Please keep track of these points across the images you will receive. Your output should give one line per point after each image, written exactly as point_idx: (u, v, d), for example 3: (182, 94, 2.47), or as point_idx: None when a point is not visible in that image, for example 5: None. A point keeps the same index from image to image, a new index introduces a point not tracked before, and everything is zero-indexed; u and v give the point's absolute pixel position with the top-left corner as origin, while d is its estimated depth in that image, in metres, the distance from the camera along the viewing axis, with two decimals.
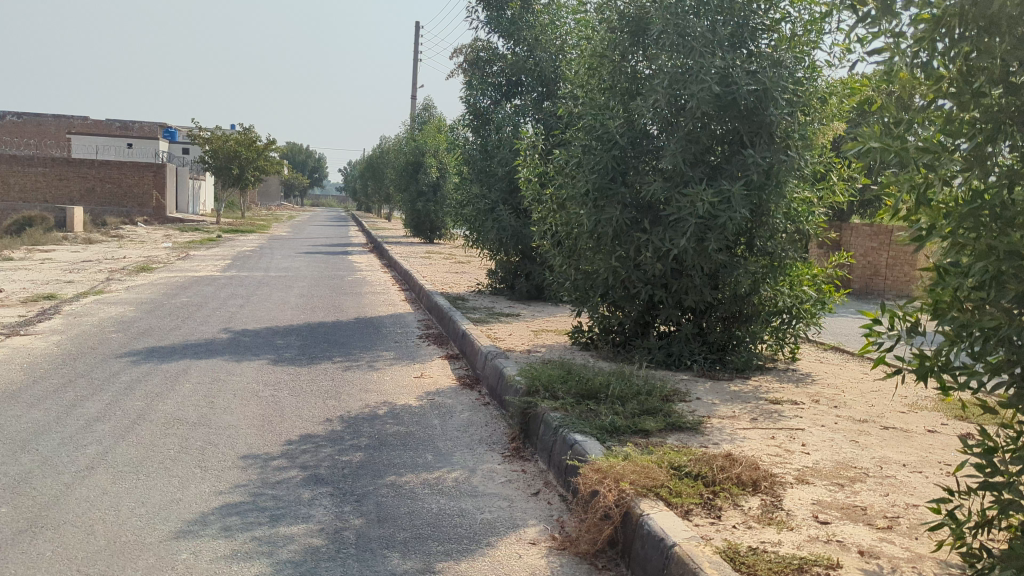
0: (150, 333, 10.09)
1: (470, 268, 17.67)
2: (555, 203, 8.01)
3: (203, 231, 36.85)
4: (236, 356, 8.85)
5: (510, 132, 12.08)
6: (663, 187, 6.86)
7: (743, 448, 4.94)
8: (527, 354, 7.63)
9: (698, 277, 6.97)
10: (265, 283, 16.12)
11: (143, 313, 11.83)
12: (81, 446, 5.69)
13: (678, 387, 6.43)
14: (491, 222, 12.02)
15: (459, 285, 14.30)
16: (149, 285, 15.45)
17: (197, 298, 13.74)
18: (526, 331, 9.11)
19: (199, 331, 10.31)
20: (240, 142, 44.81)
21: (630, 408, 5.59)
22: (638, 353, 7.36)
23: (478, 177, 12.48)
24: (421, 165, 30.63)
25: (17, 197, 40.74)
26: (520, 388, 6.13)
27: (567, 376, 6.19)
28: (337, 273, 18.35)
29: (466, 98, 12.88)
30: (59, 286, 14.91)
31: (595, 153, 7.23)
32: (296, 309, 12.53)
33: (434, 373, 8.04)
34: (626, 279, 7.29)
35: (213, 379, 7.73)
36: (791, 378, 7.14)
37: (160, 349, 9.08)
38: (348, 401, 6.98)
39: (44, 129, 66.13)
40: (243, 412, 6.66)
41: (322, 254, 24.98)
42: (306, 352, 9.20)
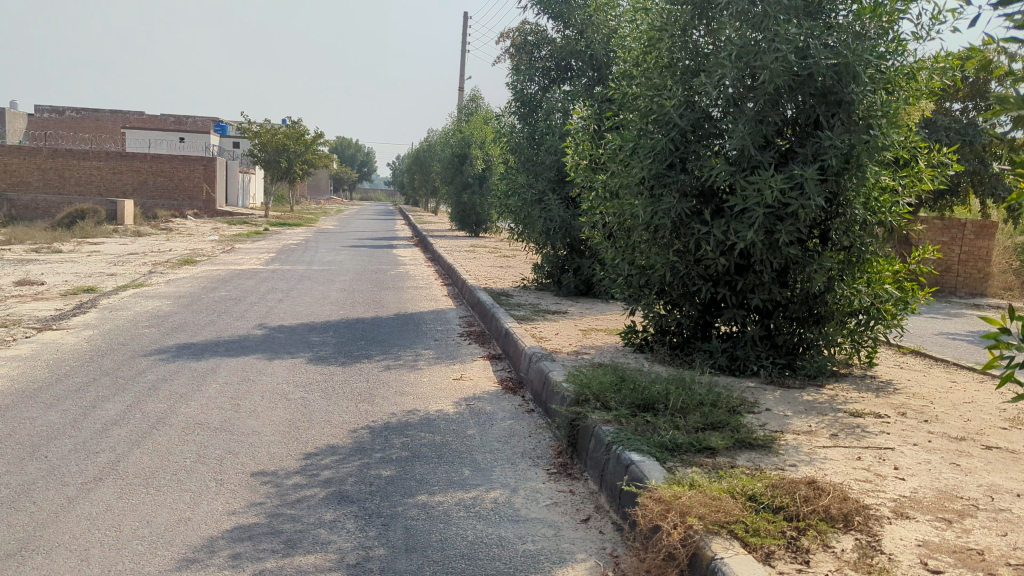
0: (184, 328, 9.70)
1: (516, 262, 17.13)
2: (607, 191, 7.38)
3: (251, 224, 36.84)
4: (268, 354, 8.39)
5: (559, 118, 11.50)
6: (727, 173, 6.21)
7: (827, 473, 4.30)
8: (575, 357, 7.03)
9: (767, 273, 6.31)
10: (307, 277, 15.73)
11: (180, 307, 11.47)
12: (91, 453, 5.24)
13: (745, 397, 5.79)
14: (538, 211, 11.41)
15: (505, 280, 13.75)
16: (190, 278, 15.16)
17: (236, 291, 13.38)
18: (574, 330, 8.49)
19: (234, 327, 9.90)
20: (288, 135, 44.85)
21: (693, 421, 4.96)
22: (698, 356, 6.71)
23: (524, 166, 11.91)
24: (467, 157, 30.37)
25: (72, 190, 41.25)
26: (568, 395, 5.55)
27: (621, 383, 5.58)
28: (381, 267, 17.97)
29: (513, 84, 12.34)
30: (99, 278, 14.69)
31: (651, 136, 6.60)
32: (335, 304, 12.07)
33: (475, 375, 7.48)
34: (684, 275, 6.65)
35: (242, 379, 7.28)
36: (870, 387, 6.44)
37: (190, 346, 8.66)
38: (382, 406, 6.46)
39: (99, 124, 67.17)
40: (269, 416, 6.17)
41: (367, 247, 24.70)
42: (341, 350, 8.71)
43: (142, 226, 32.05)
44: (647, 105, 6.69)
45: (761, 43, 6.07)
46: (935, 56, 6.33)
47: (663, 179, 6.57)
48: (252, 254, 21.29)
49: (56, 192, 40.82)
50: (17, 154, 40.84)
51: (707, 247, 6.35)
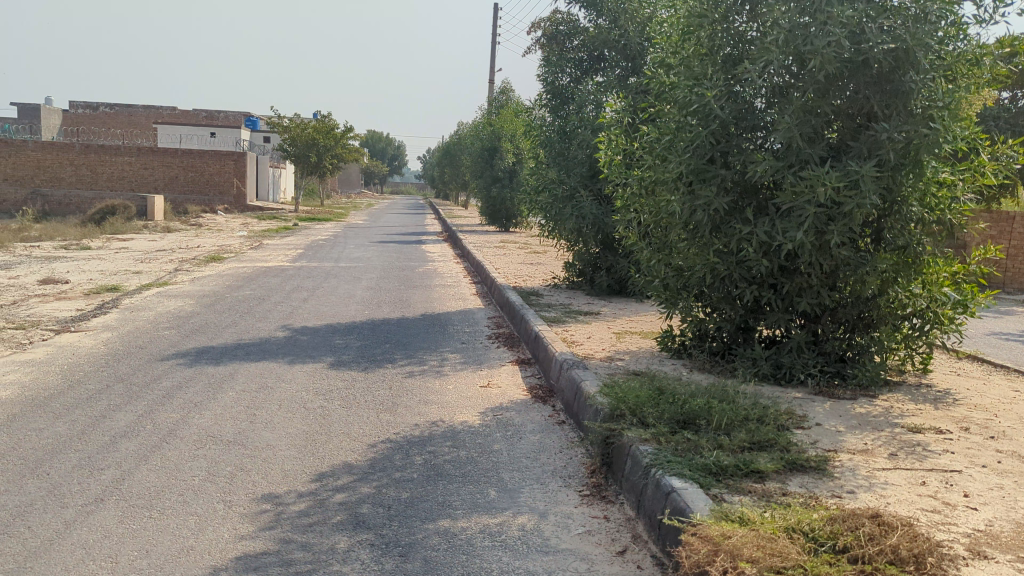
0: (205, 331, 9.45)
1: (547, 259, 16.75)
2: (642, 188, 6.98)
3: (280, 219, 36.77)
4: (288, 359, 8.09)
5: (591, 111, 11.10)
6: (773, 169, 5.80)
7: (890, 503, 3.88)
8: (609, 364, 6.64)
9: (816, 276, 5.89)
10: (333, 275, 15.46)
11: (203, 307, 11.23)
12: (96, 470, 4.96)
13: (793, 410, 5.37)
14: (569, 209, 11.02)
15: (534, 278, 13.38)
16: (215, 276, 14.95)
17: (261, 290, 13.12)
18: (607, 334, 8.09)
19: (256, 329, 9.63)
20: (318, 130, 44.76)
21: (739, 440, 4.55)
22: (740, 364, 6.30)
23: (555, 162, 11.52)
24: (496, 151, 29.96)
25: (104, 185, 41.51)
26: (601, 410, 5.17)
27: (659, 396, 5.18)
28: (408, 264, 17.70)
29: (544, 76, 11.95)
30: (125, 277, 14.53)
31: (691, 129, 6.19)
32: (361, 304, 11.77)
33: (503, 382, 7.11)
34: (726, 277, 6.25)
35: (260, 386, 6.97)
36: (927, 397, 5.98)
37: (209, 349, 8.38)
38: (405, 417, 6.12)
39: (133, 120, 67.82)
40: (286, 428, 5.85)
41: (395, 243, 24.48)
42: (364, 354, 8.38)
43: (172, 222, 32.09)
44: (685, 96, 6.28)
45: (811, 28, 5.66)
46: (1000, 40, 5.85)
47: (703, 175, 6.16)
48: (279, 250, 21.10)
49: (89, 188, 41.09)
50: (51, 151, 41.17)
51: (751, 248, 5.94)
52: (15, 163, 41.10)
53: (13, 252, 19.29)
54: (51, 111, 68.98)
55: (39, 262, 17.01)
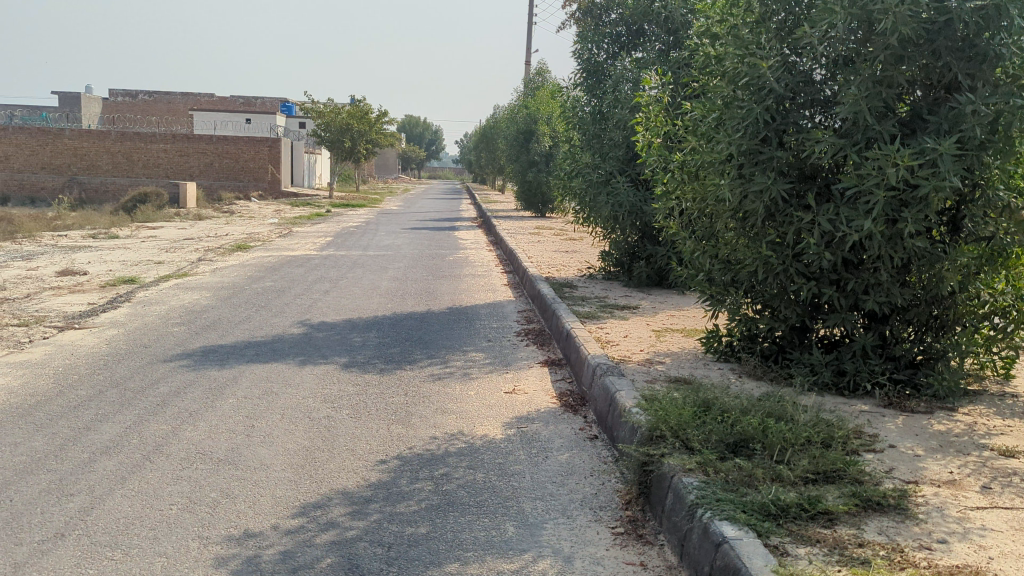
0: (216, 327, 8.91)
1: (583, 247, 15.99)
2: (685, 171, 6.26)
3: (314, 205, 36.38)
4: (300, 359, 7.48)
5: (629, 90, 10.34)
6: (836, 147, 5.06)
7: (994, 559, 3.14)
8: (647, 370, 5.94)
9: (885, 270, 5.12)
10: (361, 264, 14.88)
11: (219, 301, 10.71)
12: (64, 496, 4.40)
13: (862, 428, 4.62)
14: (604, 196, 10.27)
15: (568, 269, 12.64)
16: (239, 267, 14.47)
17: (282, 282, 12.59)
18: (646, 332, 7.37)
19: (270, 324, 9.06)
20: (352, 115, 44.25)
21: (802, 469, 3.82)
22: (797, 369, 5.58)
23: (590, 144, 10.78)
24: (532, 134, 28.97)
25: (140, 173, 41.53)
26: (637, 429, 4.47)
27: (706, 414, 4.45)
28: (440, 252, 17.09)
29: (579, 53, 11.20)
30: (146, 268, 14.11)
31: (739, 104, 5.47)
32: (385, 296, 11.15)
33: (531, 388, 6.43)
34: (780, 271, 5.53)
35: (264, 393, 6.37)
36: (1015, 409, 5.17)
37: (217, 348, 7.82)
38: (418, 430, 5.48)
39: (172, 108, 68.19)
40: (285, 444, 5.23)
41: (428, 229, 23.91)
42: (382, 352, 7.74)
43: (205, 209, 31.87)
44: (732, 66, 5.57)
45: None
46: None
47: (754, 156, 5.45)
48: (309, 238, 20.61)
49: (125, 176, 41.14)
50: (88, 139, 41.26)
51: (808, 238, 5.22)
52: (54, 151, 41.27)
53: (41, 242, 19.08)
54: (91, 99, 69.70)
55: (64, 253, 16.71)
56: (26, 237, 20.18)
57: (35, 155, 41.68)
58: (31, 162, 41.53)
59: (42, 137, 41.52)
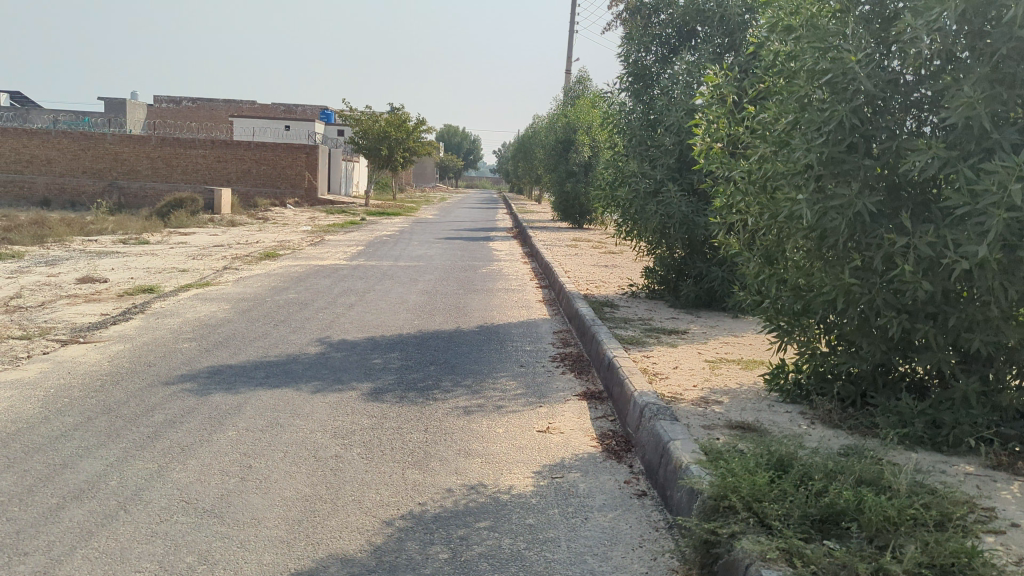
0: (229, 344, 8.25)
1: (623, 262, 15.20)
2: (750, 183, 5.47)
3: (350, 213, 35.96)
4: (313, 383, 6.77)
5: (681, 93, 9.58)
6: (941, 159, 4.26)
7: None
8: (703, 412, 5.14)
9: (996, 306, 4.28)
10: (390, 276, 14.20)
11: (238, 314, 10.08)
12: (15, 557, 3.71)
13: (974, 499, 3.78)
14: (653, 206, 9.48)
15: (608, 286, 11.85)
16: (263, 277, 13.88)
17: (306, 294, 11.94)
18: (699, 363, 6.56)
19: (286, 342, 8.39)
20: (390, 123, 43.83)
21: (915, 562, 3.02)
22: (882, 418, 4.74)
23: (636, 151, 10.00)
24: (571, 143, 28.07)
25: (178, 178, 41.49)
26: (698, 495, 3.68)
27: (784, 479, 3.64)
28: (473, 265, 16.40)
29: (625, 55, 10.44)
30: (168, 277, 13.56)
31: (821, 107, 4.68)
32: (412, 312, 10.44)
33: (567, 427, 5.65)
34: (865, 303, 4.72)
35: (268, 425, 5.67)
36: None
37: (225, 368, 7.15)
38: (437, 477, 4.74)
39: (214, 114, 68.61)
40: (282, 492, 4.51)
41: (462, 240, 23.31)
42: (404, 377, 7.01)
43: (240, 215, 31.57)
44: (810, 62, 4.79)
45: None
46: None
47: (837, 166, 4.65)
48: (340, 247, 20.03)
49: (164, 181, 41.12)
50: (128, 143, 41.32)
51: (902, 265, 4.40)
52: (94, 155, 41.38)
53: (69, 246, 18.70)
54: (134, 105, 70.43)
55: (89, 258, 16.26)
56: (55, 241, 19.84)
57: (76, 159, 41.82)
58: (71, 165, 41.68)
59: (82, 141, 41.64)
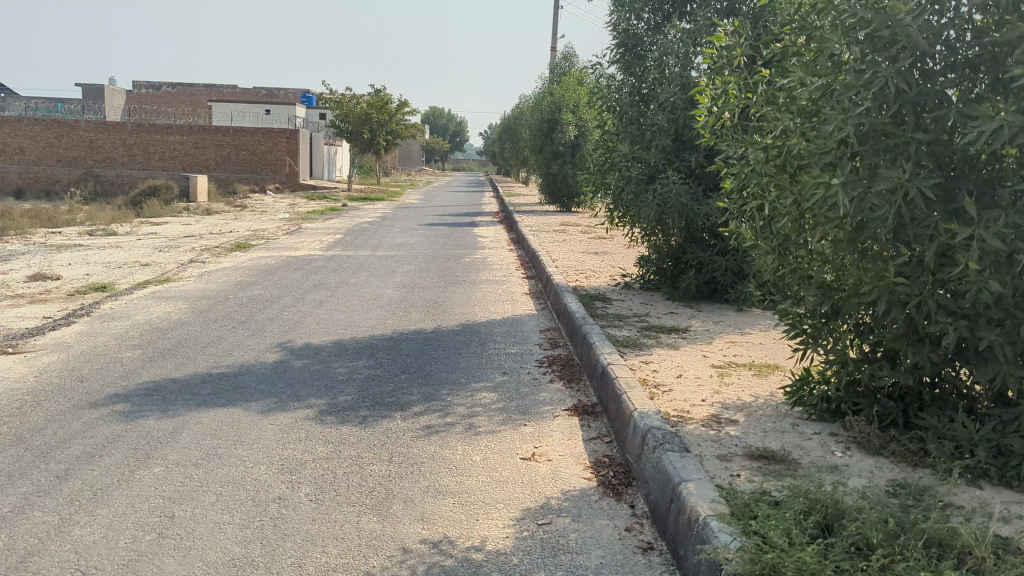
0: (177, 352, 7.35)
1: (614, 249, 14.36)
2: (766, 164, 4.61)
3: (332, 199, 34.94)
4: (265, 400, 5.90)
5: (674, 67, 8.73)
6: (1013, 128, 3.38)
7: None
8: (716, 438, 4.30)
9: None
10: (366, 267, 13.29)
11: (194, 315, 9.18)
12: None
13: None
14: (650, 192, 8.59)
15: (599, 275, 11.01)
16: (230, 271, 12.95)
17: (273, 290, 11.04)
18: (706, 370, 5.73)
19: (243, 348, 7.52)
20: (371, 105, 42.66)
21: None
22: (934, 444, 3.91)
23: (628, 131, 9.10)
24: (557, 122, 27.04)
25: (155, 165, 40.32)
26: (721, 568, 2.85)
27: (835, 553, 2.79)
28: (455, 252, 15.51)
29: (613, 24, 9.55)
30: (127, 273, 12.61)
31: (859, 68, 3.84)
32: (386, 309, 9.55)
33: (556, 452, 4.82)
34: (913, 305, 3.87)
35: (204, 456, 4.80)
36: None
37: (166, 383, 6.27)
38: (399, 527, 3.89)
39: (194, 99, 67.20)
40: (205, 552, 3.66)
41: (445, 225, 22.43)
42: (370, 390, 6.14)
43: (218, 203, 30.53)
44: (840, 13, 3.93)
45: None
46: None
47: (879, 140, 3.80)
48: (317, 235, 19.08)
49: (141, 168, 39.98)
50: (102, 130, 40.05)
51: (963, 261, 3.55)
52: (68, 143, 40.13)
53: (30, 240, 17.70)
54: (111, 91, 68.95)
55: (47, 253, 15.28)
56: (16, 234, 18.84)
57: (49, 147, 40.58)
58: (45, 154, 40.45)
59: (55, 128, 40.36)
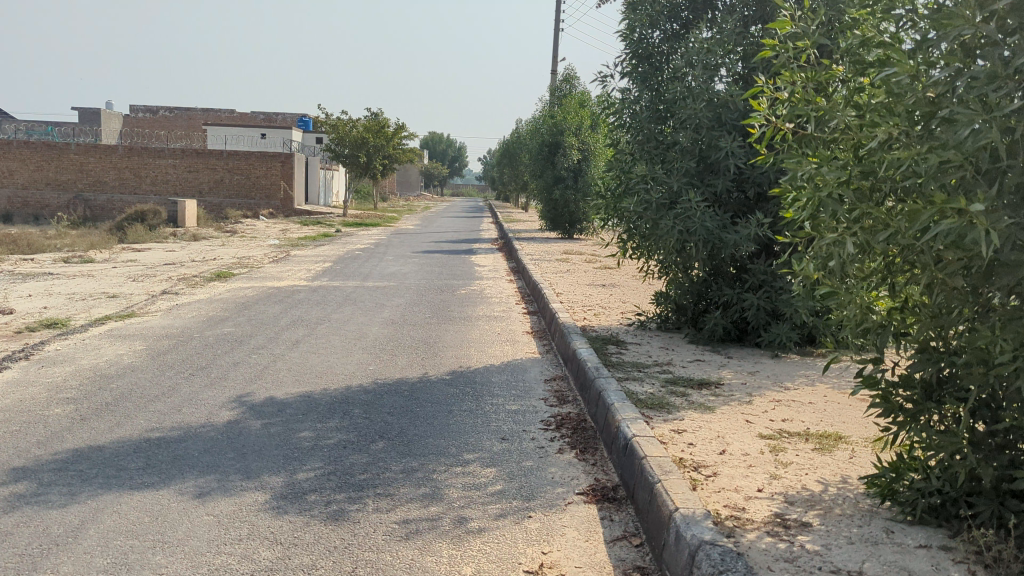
0: (114, 409, 6.19)
1: (621, 282, 13.29)
2: (846, 186, 3.56)
3: (324, 225, 33.86)
4: (206, 479, 4.76)
5: (696, 79, 7.71)
6: None
7: None
8: (791, 558, 3.17)
9: None
10: (352, 300, 12.17)
11: (149, 358, 8.04)
12: None
13: None
14: (670, 218, 7.47)
15: (610, 313, 9.91)
16: (204, 304, 11.81)
17: (246, 327, 9.90)
18: (754, 442, 4.63)
19: (195, 404, 6.37)
20: (368, 129, 41.73)
21: None
22: None
23: (645, 151, 8.04)
24: (559, 146, 26.10)
25: (147, 189, 39.28)
26: None
27: None
28: (450, 283, 14.43)
29: (624, 33, 8.54)
30: (88, 307, 11.45)
31: (1004, 53, 2.92)
32: (369, 351, 8.42)
33: (573, 559, 3.68)
34: None
35: (108, 568, 3.64)
36: None
37: (90, 456, 5.12)
38: None
39: (190, 123, 66.45)
40: None
41: (441, 252, 21.42)
42: (338, 464, 4.99)
43: (208, 229, 29.45)
44: None
45: None
46: None
47: None
48: (305, 264, 17.98)
49: (131, 192, 39.00)
50: (93, 154, 39.13)
51: None
52: (58, 167, 39.14)
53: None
54: (107, 115, 68.30)
55: (9, 284, 14.11)
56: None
57: (39, 171, 39.56)
58: (35, 178, 39.45)
59: (45, 151, 39.37)
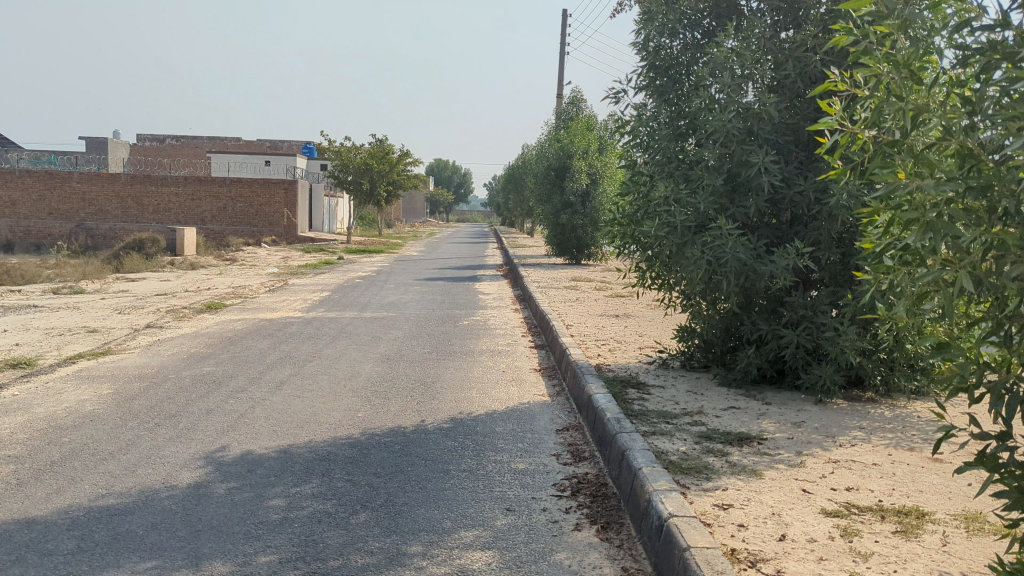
0: (56, 472, 5.31)
1: (635, 312, 12.44)
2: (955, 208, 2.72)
3: (327, 252, 33.10)
4: (145, 568, 3.88)
5: (722, 90, 6.90)
6: None
7: None
8: None
9: None
10: (347, 334, 11.32)
11: (114, 405, 7.18)
12: None
13: None
14: (698, 245, 6.62)
15: (625, 349, 9.03)
16: (188, 339, 10.97)
17: (229, 366, 9.04)
18: (818, 521, 3.75)
19: (153, 463, 5.50)
20: (373, 155, 41.12)
21: None
22: None
23: (667, 172, 7.20)
24: (567, 170, 25.37)
25: (149, 218, 38.63)
26: None
27: None
28: (453, 313, 13.60)
29: (639, 43, 7.74)
30: (63, 344, 10.61)
31: None
32: (359, 394, 7.56)
33: None
34: None
35: None
36: None
37: (11, 537, 4.24)
38: None
39: (195, 151, 66.09)
40: None
41: (445, 279, 20.61)
42: (309, 544, 4.12)
43: (208, 258, 28.67)
44: None
45: None
46: None
47: None
48: (302, 293, 17.15)
49: (133, 221, 38.34)
50: (95, 182, 38.47)
51: None
52: (60, 196, 38.53)
53: None
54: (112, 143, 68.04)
55: None
56: None
57: (39, 200, 38.93)
58: (35, 207, 38.82)
59: (47, 180, 38.76)
